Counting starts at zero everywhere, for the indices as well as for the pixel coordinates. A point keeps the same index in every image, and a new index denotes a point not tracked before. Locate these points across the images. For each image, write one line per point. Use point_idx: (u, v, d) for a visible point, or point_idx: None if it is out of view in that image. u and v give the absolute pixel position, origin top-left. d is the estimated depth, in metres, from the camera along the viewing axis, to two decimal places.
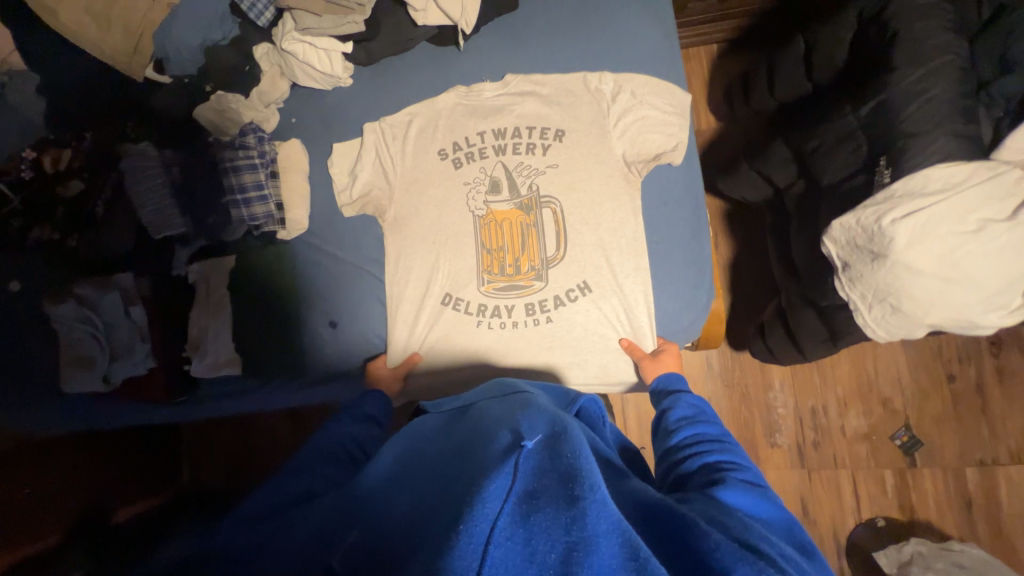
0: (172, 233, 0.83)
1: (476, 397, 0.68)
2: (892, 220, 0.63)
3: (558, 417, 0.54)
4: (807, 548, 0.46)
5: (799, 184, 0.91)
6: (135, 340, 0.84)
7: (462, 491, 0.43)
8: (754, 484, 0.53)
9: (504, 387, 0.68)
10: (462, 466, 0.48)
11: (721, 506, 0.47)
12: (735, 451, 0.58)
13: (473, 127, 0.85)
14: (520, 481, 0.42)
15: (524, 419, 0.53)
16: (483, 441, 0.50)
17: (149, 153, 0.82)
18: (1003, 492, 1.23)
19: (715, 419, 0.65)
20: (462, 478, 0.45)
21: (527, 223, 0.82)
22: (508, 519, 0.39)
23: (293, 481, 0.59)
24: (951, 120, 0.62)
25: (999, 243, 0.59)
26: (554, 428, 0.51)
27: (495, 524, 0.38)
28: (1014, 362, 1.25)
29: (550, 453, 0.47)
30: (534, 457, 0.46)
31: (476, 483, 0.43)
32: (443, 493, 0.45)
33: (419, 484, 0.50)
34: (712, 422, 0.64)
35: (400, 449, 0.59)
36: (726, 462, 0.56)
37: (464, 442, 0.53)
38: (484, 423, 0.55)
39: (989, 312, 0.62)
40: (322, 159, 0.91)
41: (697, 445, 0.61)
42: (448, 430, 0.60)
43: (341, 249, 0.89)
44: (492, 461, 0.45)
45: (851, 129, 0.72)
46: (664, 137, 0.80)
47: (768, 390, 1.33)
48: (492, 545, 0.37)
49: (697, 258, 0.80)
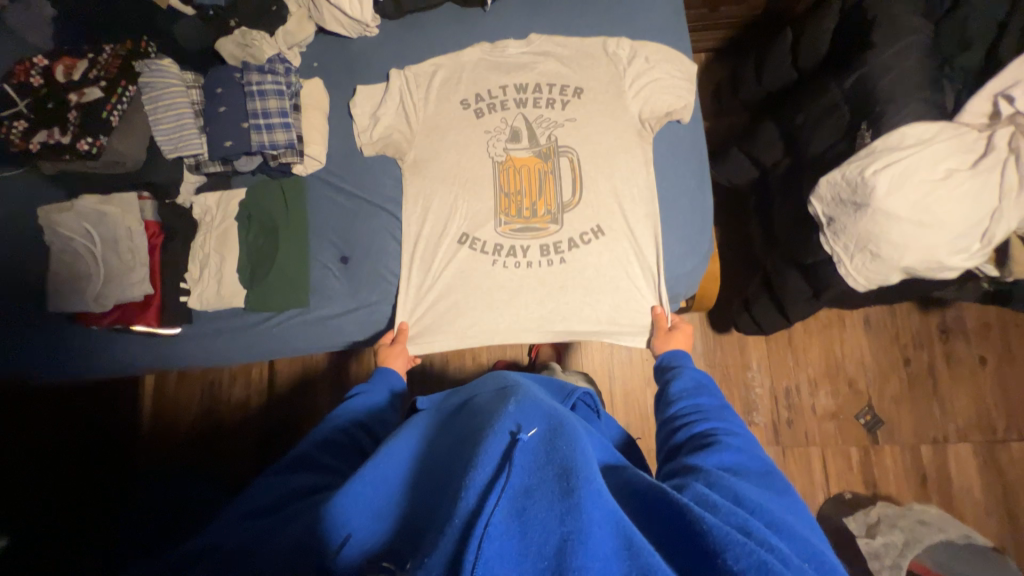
0: (189, 151, 0.83)
1: (473, 393, 0.67)
2: (874, 170, 0.71)
3: (556, 412, 0.53)
4: (791, 502, 0.53)
5: (784, 161, 0.99)
6: (135, 262, 0.82)
7: (459, 485, 0.44)
8: (746, 449, 0.58)
9: (502, 380, 0.67)
10: (460, 458, 0.48)
11: (715, 475, 0.51)
12: (729, 418, 0.63)
13: (495, 80, 0.89)
14: (515, 474, 0.43)
15: (520, 412, 0.51)
16: (480, 431, 0.49)
17: (170, 71, 0.82)
18: (953, 468, 1.33)
19: (715, 391, 0.69)
20: (458, 474, 0.46)
21: (545, 170, 0.86)
22: (503, 513, 0.39)
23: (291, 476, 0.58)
24: (919, 88, 0.73)
25: (963, 189, 0.68)
26: (551, 423, 0.50)
27: (489, 521, 0.38)
28: (959, 346, 1.38)
29: (546, 449, 0.46)
30: (529, 451, 0.45)
31: (474, 476, 0.43)
32: (442, 491, 0.46)
33: (426, 474, 0.51)
34: (710, 394, 0.68)
35: (400, 434, 0.56)
36: (719, 428, 0.61)
37: (464, 431, 0.53)
38: (480, 415, 0.54)
39: (954, 254, 0.71)
40: (343, 100, 0.92)
41: (693, 414, 0.65)
42: (448, 425, 0.59)
43: (357, 186, 0.90)
44: (487, 453, 0.45)
45: (836, 100, 0.82)
46: (673, 97, 0.87)
47: (747, 370, 1.40)
48: (488, 540, 0.37)
49: (700, 207, 0.87)
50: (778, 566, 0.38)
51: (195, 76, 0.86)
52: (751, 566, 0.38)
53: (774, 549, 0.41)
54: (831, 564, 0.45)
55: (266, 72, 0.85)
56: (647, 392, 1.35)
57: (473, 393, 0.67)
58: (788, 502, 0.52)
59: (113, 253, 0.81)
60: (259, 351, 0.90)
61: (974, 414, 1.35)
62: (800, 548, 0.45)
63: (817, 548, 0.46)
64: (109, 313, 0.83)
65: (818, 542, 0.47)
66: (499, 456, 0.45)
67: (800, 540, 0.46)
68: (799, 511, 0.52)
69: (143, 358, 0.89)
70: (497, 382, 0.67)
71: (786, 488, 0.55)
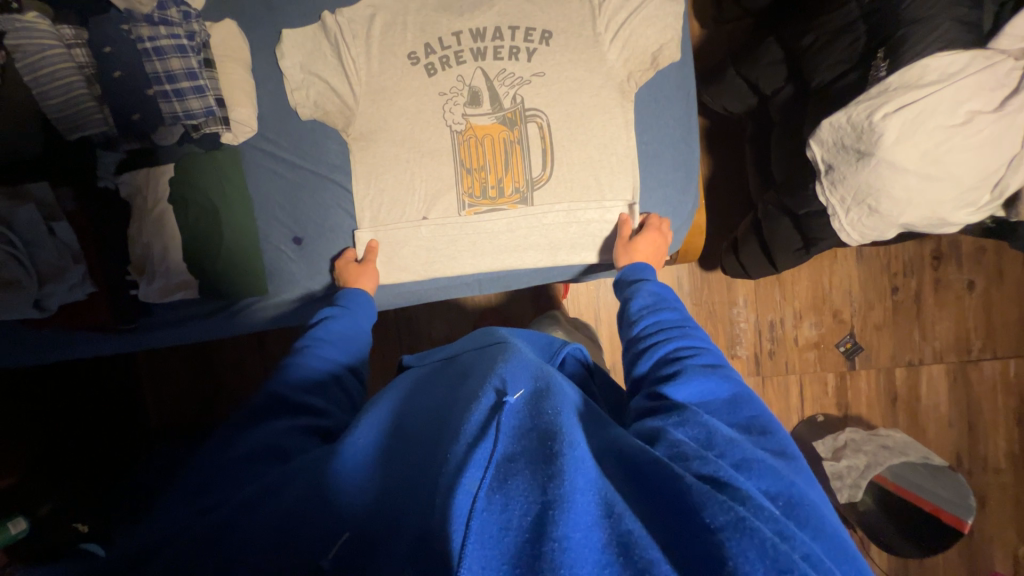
0: (92, 132, 0.73)
1: (460, 349, 0.67)
2: (884, 115, 0.62)
3: (543, 370, 0.51)
4: (767, 432, 0.46)
5: (786, 90, 0.86)
6: (68, 261, 0.74)
7: (444, 456, 0.42)
8: (714, 367, 0.52)
9: (489, 337, 0.66)
10: (444, 433, 0.45)
11: (689, 412, 0.45)
12: (694, 335, 0.57)
13: (447, 26, 0.76)
14: (501, 442, 0.40)
15: (508, 370, 0.51)
16: (462, 401, 0.48)
17: (41, 29, 0.68)
18: (923, 388, 1.36)
19: (677, 305, 0.64)
20: (443, 445, 0.43)
21: (510, 139, 0.77)
22: (485, 487, 0.36)
23: (250, 434, 0.52)
24: (957, 3, 0.61)
25: (982, 136, 0.61)
26: (537, 384, 0.48)
27: (476, 496, 0.36)
28: (950, 271, 1.34)
29: (531, 410, 0.44)
30: (515, 415, 0.43)
31: (456, 449, 0.41)
32: (429, 460, 0.43)
33: (400, 439, 0.48)
34: (674, 309, 0.63)
35: (374, 408, 0.52)
36: (684, 349, 0.56)
37: (446, 404, 0.51)
38: (469, 380, 0.53)
39: (960, 210, 0.66)
40: (267, 48, 0.78)
41: (657, 334, 0.59)
42: (427, 390, 0.57)
43: (299, 154, 0.80)
44: (471, 424, 0.43)
45: (851, 19, 0.68)
46: (656, 31, 0.75)
47: (733, 306, 1.34)
48: (474, 517, 0.34)
49: (685, 159, 0.80)
50: (758, 523, 0.34)
51: (75, 29, 0.71)
52: (728, 523, 0.33)
53: (752, 502, 0.36)
54: (810, 508, 0.39)
55: (157, 23, 0.71)
56: None
57: (459, 347, 0.68)
58: (759, 432, 0.46)
59: (40, 253, 0.72)
60: (215, 331, 0.84)
61: (952, 337, 1.36)
62: (769, 486, 0.40)
63: (784, 479, 0.40)
64: (57, 314, 0.76)
65: (793, 476, 0.41)
66: (484, 419, 0.43)
67: (770, 476, 0.40)
68: (779, 441, 0.45)
69: (105, 352, 0.84)
70: (486, 338, 0.66)
71: (762, 409, 0.49)
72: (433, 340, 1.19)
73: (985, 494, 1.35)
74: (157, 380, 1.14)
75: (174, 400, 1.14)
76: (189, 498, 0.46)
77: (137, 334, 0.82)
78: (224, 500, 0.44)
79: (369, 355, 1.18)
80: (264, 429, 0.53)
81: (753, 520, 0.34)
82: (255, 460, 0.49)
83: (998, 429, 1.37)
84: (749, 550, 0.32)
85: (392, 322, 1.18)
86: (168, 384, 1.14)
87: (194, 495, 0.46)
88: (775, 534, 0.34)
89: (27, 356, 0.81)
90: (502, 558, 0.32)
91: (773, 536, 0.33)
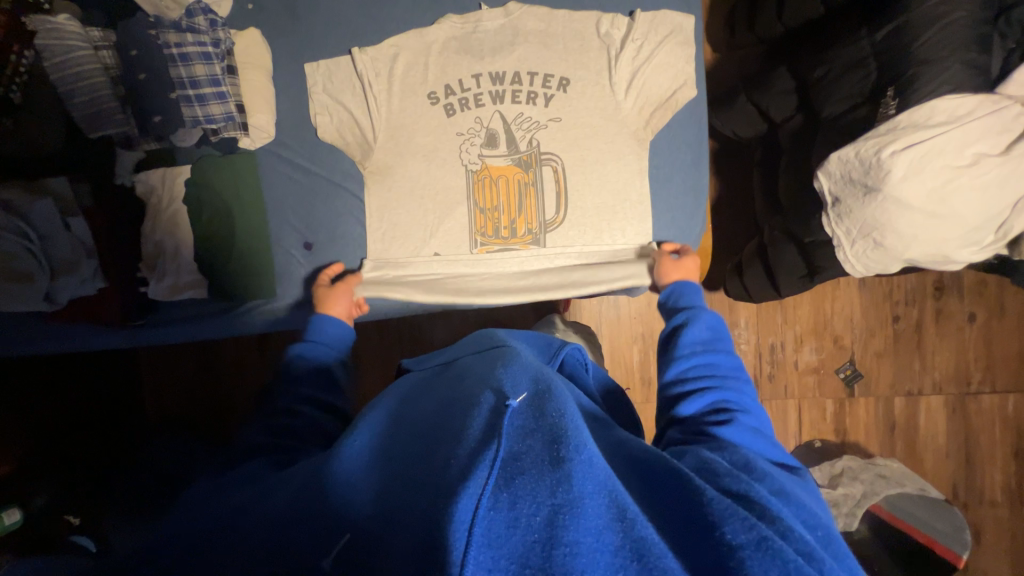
0: (113, 132, 0.74)
1: (458, 354, 0.68)
2: (892, 152, 0.63)
3: (542, 373, 0.51)
4: (804, 482, 0.48)
5: (796, 119, 0.87)
6: (80, 255, 0.74)
7: (447, 455, 0.41)
8: (763, 428, 0.54)
9: (488, 340, 0.67)
10: (447, 432, 0.45)
11: (738, 451, 0.47)
12: (745, 389, 0.58)
13: (468, 68, 0.78)
14: (505, 442, 0.40)
15: (508, 375, 0.51)
16: (462, 402, 0.48)
17: (71, 30, 0.70)
18: (921, 418, 1.36)
19: (729, 346, 0.64)
20: (443, 448, 0.42)
21: (525, 180, 0.80)
22: (491, 490, 0.35)
23: (247, 452, 0.53)
24: (966, 48, 0.62)
25: (989, 178, 0.62)
26: (538, 386, 0.48)
27: (480, 501, 0.34)
28: (951, 302, 1.35)
29: (533, 414, 0.43)
30: (516, 416, 0.43)
31: (460, 451, 0.40)
32: (431, 457, 0.43)
33: (403, 439, 0.48)
34: (727, 352, 0.62)
35: (370, 415, 0.53)
36: (734, 401, 0.56)
37: (448, 402, 0.51)
38: (468, 383, 0.53)
39: (963, 248, 0.67)
40: (289, 57, 0.80)
41: (709, 377, 0.59)
42: (432, 390, 0.58)
43: (313, 161, 0.81)
44: (473, 427, 0.43)
45: (862, 56, 0.69)
46: (669, 78, 0.78)
47: (734, 327, 1.35)
48: (478, 520, 0.33)
49: (694, 185, 0.81)
50: (781, 542, 0.34)
51: (103, 32, 0.73)
52: (748, 541, 0.34)
53: (777, 523, 0.37)
54: (837, 540, 0.41)
55: (183, 29, 0.73)
56: (634, 349, 1.25)
57: (458, 352, 0.68)
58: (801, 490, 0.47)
59: (52, 246, 0.72)
60: (219, 330, 0.84)
61: (952, 367, 1.36)
62: (806, 517, 0.41)
63: (817, 520, 0.42)
64: (65, 308, 0.77)
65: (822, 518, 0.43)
66: (486, 422, 0.43)
67: (807, 510, 0.42)
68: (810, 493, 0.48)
69: (109, 346, 0.84)
70: (486, 342, 0.67)
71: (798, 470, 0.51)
72: (435, 347, 1.20)
73: (980, 528, 1.35)
74: (156, 375, 1.14)
75: (174, 395, 1.14)
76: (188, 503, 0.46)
77: (144, 331, 0.82)
78: (225, 498, 0.45)
79: (371, 360, 1.18)
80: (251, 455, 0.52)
81: (775, 538, 0.34)
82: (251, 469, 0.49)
83: (995, 463, 1.36)
84: (770, 569, 0.32)
85: (395, 328, 1.19)
86: (167, 380, 1.14)
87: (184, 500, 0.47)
88: (798, 554, 0.34)
89: (31, 347, 0.81)
90: (510, 559, 0.32)
91: (797, 556, 0.33)
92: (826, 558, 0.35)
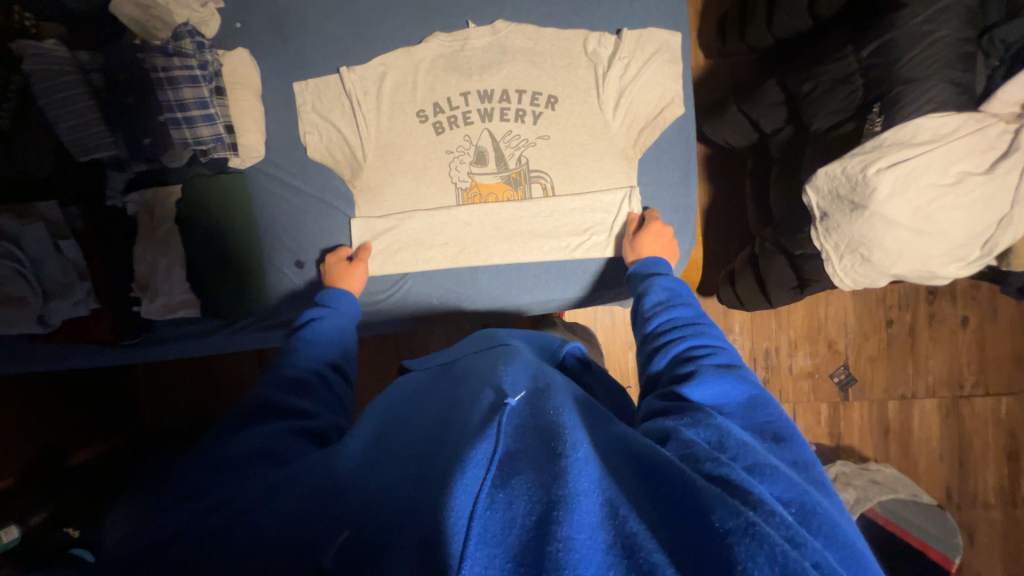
0: (104, 155, 0.74)
1: (460, 354, 0.68)
2: (878, 169, 0.63)
3: (541, 372, 0.54)
4: (784, 428, 0.45)
5: (785, 130, 0.87)
6: (72, 278, 0.75)
7: (450, 451, 0.42)
8: (729, 367, 0.52)
9: (489, 340, 0.68)
10: (450, 431, 0.46)
11: (702, 414, 0.45)
12: (708, 333, 0.58)
13: (455, 86, 0.81)
14: (504, 441, 0.41)
15: (508, 375, 0.53)
16: (466, 403, 0.50)
17: (58, 56, 0.69)
18: (915, 421, 1.37)
19: (690, 301, 0.65)
20: (445, 446, 0.43)
21: (514, 198, 0.83)
22: (490, 490, 0.36)
23: None
24: (951, 66, 0.62)
25: (973, 196, 0.63)
26: (537, 385, 0.50)
27: (479, 497, 0.36)
28: (944, 306, 1.36)
29: (532, 412, 0.46)
30: (515, 415, 0.45)
31: (460, 449, 0.41)
32: (432, 454, 0.43)
33: (406, 437, 0.48)
34: (687, 305, 0.64)
35: (364, 421, 0.54)
36: (699, 349, 0.56)
37: (451, 403, 0.52)
38: (470, 382, 0.55)
39: (950, 264, 0.67)
40: (278, 78, 0.81)
41: (671, 333, 0.60)
42: (435, 387, 0.59)
43: (305, 181, 0.83)
44: (475, 427, 0.44)
45: (849, 71, 0.69)
46: (656, 95, 0.80)
47: (728, 333, 1.35)
48: (476, 518, 0.34)
49: (683, 202, 0.83)
50: (768, 529, 0.33)
51: (91, 55, 0.72)
52: (736, 527, 0.33)
53: (762, 507, 0.35)
54: (819, 511, 0.37)
55: (171, 53, 0.73)
56: (628, 355, 1.26)
57: (459, 352, 0.69)
58: (781, 439, 0.44)
59: (46, 269, 0.73)
60: (217, 346, 0.85)
61: (945, 371, 1.37)
62: (781, 491, 0.38)
63: (797, 486, 0.39)
64: (60, 329, 0.77)
65: (805, 484, 0.40)
66: (489, 419, 0.45)
67: (782, 481, 0.39)
68: (795, 449, 0.44)
69: (105, 364, 0.84)
70: (487, 341, 0.68)
71: (777, 414, 0.47)
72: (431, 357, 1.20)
73: (972, 529, 1.36)
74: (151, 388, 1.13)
75: (170, 408, 1.14)
76: (166, 508, 0.43)
77: (139, 349, 0.83)
78: (231, 498, 0.42)
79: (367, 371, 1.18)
80: (254, 432, 0.51)
81: (763, 525, 0.33)
82: (248, 459, 0.47)
83: (988, 465, 1.37)
84: (758, 555, 0.31)
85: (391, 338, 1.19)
86: (163, 394, 1.13)
87: (190, 488, 0.44)
88: (785, 540, 0.32)
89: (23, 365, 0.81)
90: (506, 557, 0.32)
91: (784, 542, 0.32)
92: (814, 543, 0.33)
